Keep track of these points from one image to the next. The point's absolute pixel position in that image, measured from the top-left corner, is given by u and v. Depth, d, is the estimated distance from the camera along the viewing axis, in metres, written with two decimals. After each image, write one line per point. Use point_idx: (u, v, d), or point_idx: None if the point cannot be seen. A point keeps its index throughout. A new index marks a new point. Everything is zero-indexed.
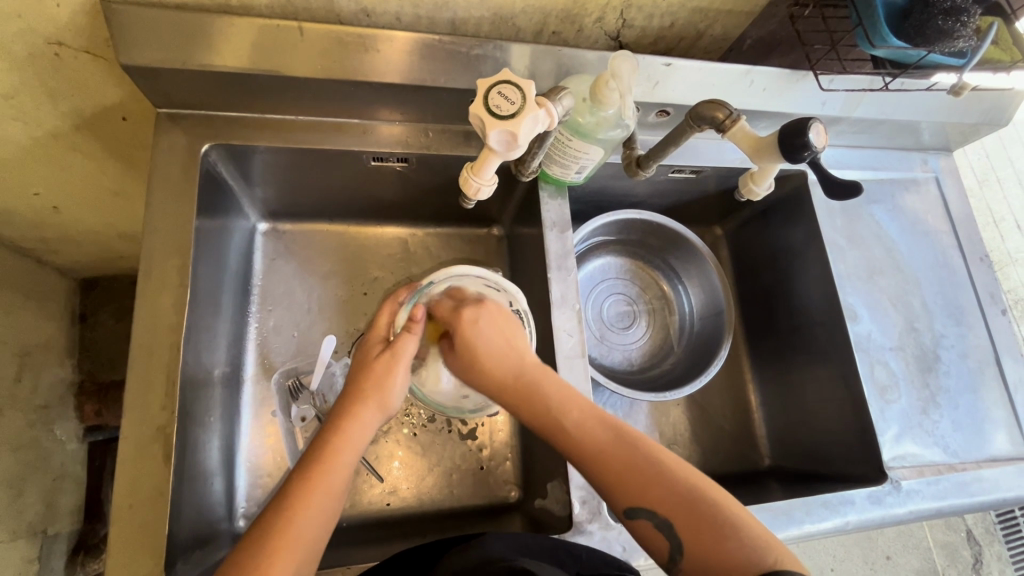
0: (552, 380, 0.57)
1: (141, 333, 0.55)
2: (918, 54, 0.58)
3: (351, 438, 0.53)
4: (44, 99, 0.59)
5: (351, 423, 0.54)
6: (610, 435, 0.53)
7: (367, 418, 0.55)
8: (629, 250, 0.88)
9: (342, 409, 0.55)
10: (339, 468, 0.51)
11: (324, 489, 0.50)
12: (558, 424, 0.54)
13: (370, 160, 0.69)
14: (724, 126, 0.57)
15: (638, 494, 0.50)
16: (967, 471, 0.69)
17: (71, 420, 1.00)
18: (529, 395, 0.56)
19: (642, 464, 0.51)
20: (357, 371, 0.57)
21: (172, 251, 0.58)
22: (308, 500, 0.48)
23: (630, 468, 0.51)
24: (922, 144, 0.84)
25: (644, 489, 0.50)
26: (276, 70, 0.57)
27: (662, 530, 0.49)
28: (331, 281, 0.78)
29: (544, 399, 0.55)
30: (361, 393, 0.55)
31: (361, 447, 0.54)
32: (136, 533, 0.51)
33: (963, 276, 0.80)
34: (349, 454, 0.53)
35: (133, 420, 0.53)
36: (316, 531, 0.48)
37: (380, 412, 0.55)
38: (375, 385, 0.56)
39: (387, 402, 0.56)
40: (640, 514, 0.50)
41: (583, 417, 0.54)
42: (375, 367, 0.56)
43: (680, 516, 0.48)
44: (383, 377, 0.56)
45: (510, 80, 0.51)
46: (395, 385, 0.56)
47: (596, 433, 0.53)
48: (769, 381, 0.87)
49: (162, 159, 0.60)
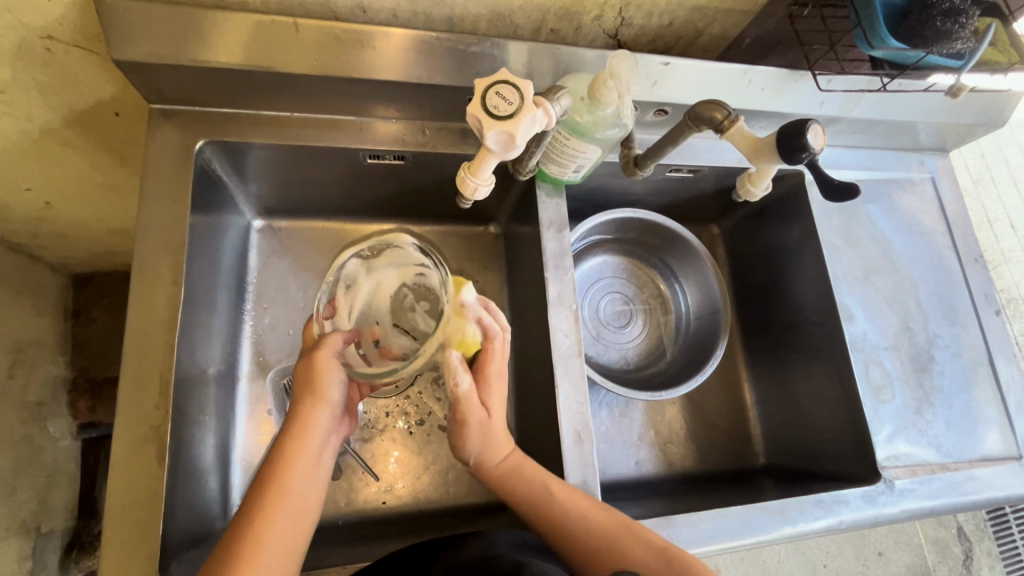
0: (529, 469, 0.60)
1: (135, 332, 0.55)
2: (917, 55, 0.59)
3: (305, 438, 0.53)
4: (34, 94, 0.58)
5: (302, 427, 0.53)
6: (586, 505, 0.57)
7: (316, 416, 0.54)
8: (625, 249, 0.88)
9: (293, 415, 0.54)
10: (298, 470, 0.51)
11: (288, 495, 0.50)
12: (540, 505, 0.58)
13: (367, 158, 0.68)
14: (722, 126, 0.57)
15: (615, 557, 0.54)
16: (959, 470, 0.70)
17: (63, 417, 0.99)
18: (516, 484, 0.60)
19: (613, 533, 0.56)
20: (303, 369, 0.55)
21: (166, 249, 0.57)
22: (274, 507, 0.49)
23: (603, 537, 0.55)
24: (919, 145, 0.84)
25: (620, 554, 0.54)
26: (271, 66, 0.56)
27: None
28: (327, 278, 0.78)
29: (528, 484, 0.59)
30: (302, 395, 0.54)
31: (316, 447, 0.53)
32: (130, 532, 0.51)
33: (957, 276, 0.80)
34: (304, 457, 0.52)
35: (126, 419, 0.53)
36: (285, 535, 0.48)
37: (324, 405, 0.54)
38: (307, 381, 0.54)
39: (329, 396, 0.55)
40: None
41: (564, 494, 0.58)
42: (302, 366, 0.55)
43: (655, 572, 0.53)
44: (316, 375, 0.54)
45: (508, 80, 0.50)
46: (331, 378, 0.55)
47: (575, 511, 0.57)
48: (764, 380, 0.87)
49: (156, 156, 0.59)
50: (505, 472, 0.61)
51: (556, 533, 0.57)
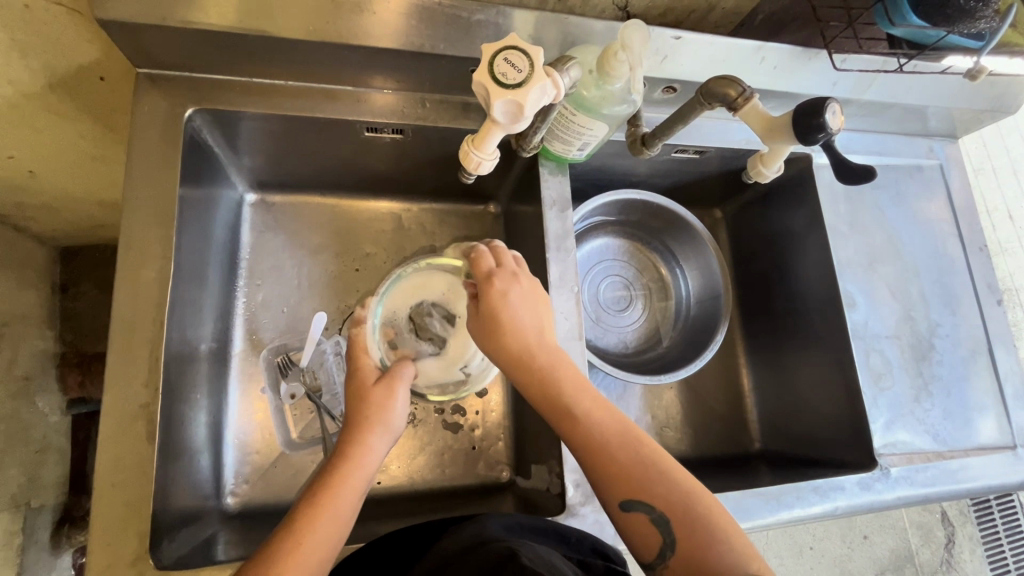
0: (568, 367, 0.55)
1: (123, 308, 0.53)
2: (938, 35, 0.58)
3: (361, 465, 0.53)
4: (13, 55, 0.55)
5: (361, 452, 0.53)
6: (616, 429, 0.52)
7: (376, 443, 0.54)
8: (628, 232, 0.86)
9: (349, 440, 0.54)
10: (350, 491, 0.50)
11: (334, 512, 0.48)
12: (570, 412, 0.52)
13: (364, 131, 0.66)
14: (736, 104, 0.55)
15: (638, 485, 0.49)
16: (954, 459, 0.70)
17: (53, 391, 0.98)
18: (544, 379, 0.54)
19: (639, 461, 0.50)
20: (374, 399, 0.56)
21: (155, 221, 0.55)
22: (319, 522, 0.47)
23: (628, 462, 0.50)
24: (929, 130, 0.83)
25: (641, 483, 0.49)
26: (263, 30, 0.54)
27: (657, 525, 0.47)
28: (322, 255, 0.76)
29: (562, 385, 0.53)
30: (365, 419, 0.55)
31: (371, 472, 0.53)
32: (120, 510, 0.50)
33: (960, 265, 0.79)
34: (359, 482, 0.52)
35: (115, 395, 0.51)
36: (322, 552, 0.46)
37: (387, 434, 0.55)
38: (379, 411, 0.56)
39: (391, 424, 0.56)
40: (638, 507, 0.48)
41: (594, 406, 0.53)
42: (373, 397, 0.57)
43: (676, 513, 0.47)
44: (383, 403, 0.56)
45: (517, 45, 0.48)
46: (396, 408, 0.57)
47: (606, 425, 0.52)
48: (762, 366, 0.87)
49: (144, 124, 0.57)
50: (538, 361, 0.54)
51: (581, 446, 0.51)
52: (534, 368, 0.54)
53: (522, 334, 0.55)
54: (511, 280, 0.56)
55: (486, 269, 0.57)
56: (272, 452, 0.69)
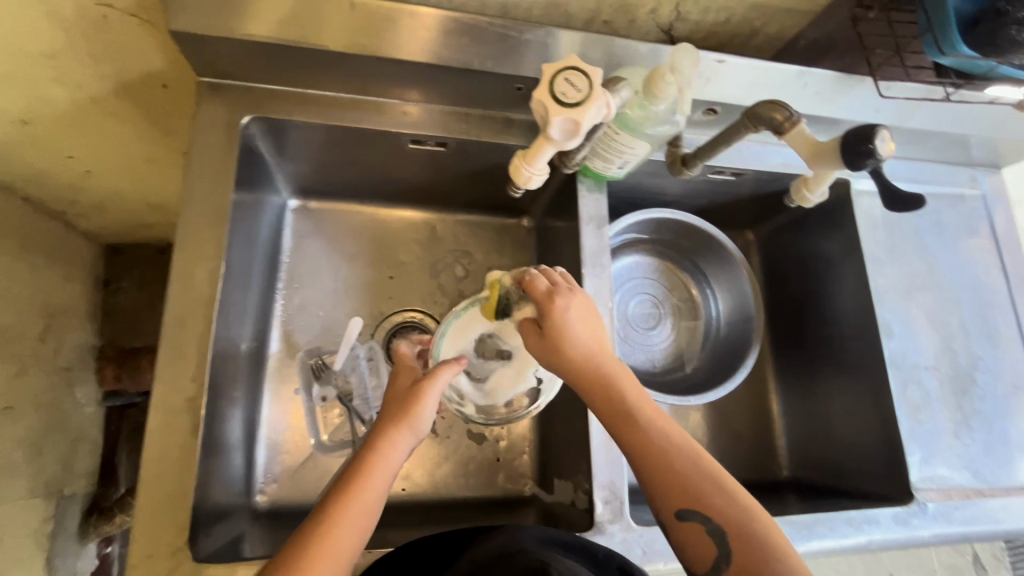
0: (629, 377, 0.55)
1: (175, 305, 0.55)
2: (988, 65, 0.57)
3: (385, 458, 0.52)
4: (87, 61, 0.59)
5: (386, 446, 0.52)
6: (676, 439, 0.52)
7: (400, 439, 0.53)
8: (660, 250, 0.86)
9: (377, 433, 0.53)
10: (373, 482, 0.50)
11: (360, 499, 0.49)
12: (630, 417, 0.53)
13: (408, 142, 0.68)
14: (782, 128, 0.55)
15: (694, 496, 0.49)
16: (995, 497, 0.67)
17: (90, 383, 1.01)
18: (606, 389, 0.54)
19: (696, 472, 0.50)
20: (399, 397, 0.56)
21: (209, 222, 0.57)
22: (346, 513, 0.47)
23: (685, 472, 0.50)
24: (971, 159, 0.82)
25: (698, 493, 0.49)
26: (319, 43, 0.56)
27: (713, 536, 0.48)
28: (358, 261, 0.78)
29: (623, 395, 0.54)
30: (394, 415, 0.54)
31: (393, 467, 0.52)
32: (162, 502, 0.51)
33: (1003, 298, 0.77)
34: (383, 473, 0.51)
35: (163, 388, 0.53)
36: (350, 539, 0.47)
37: (410, 431, 0.54)
38: (406, 407, 0.54)
39: (417, 424, 0.54)
40: (693, 517, 0.49)
41: (655, 415, 0.53)
42: (402, 396, 0.56)
43: (731, 525, 0.48)
44: (413, 400, 0.55)
45: (578, 66, 0.49)
46: (426, 407, 0.55)
47: (666, 435, 0.52)
48: (793, 392, 0.85)
49: (203, 129, 0.59)
50: (604, 373, 0.54)
51: (639, 456, 0.51)
52: (596, 378, 0.54)
53: (586, 347, 0.55)
54: (569, 296, 0.56)
55: (542, 290, 0.55)
56: (302, 452, 0.70)
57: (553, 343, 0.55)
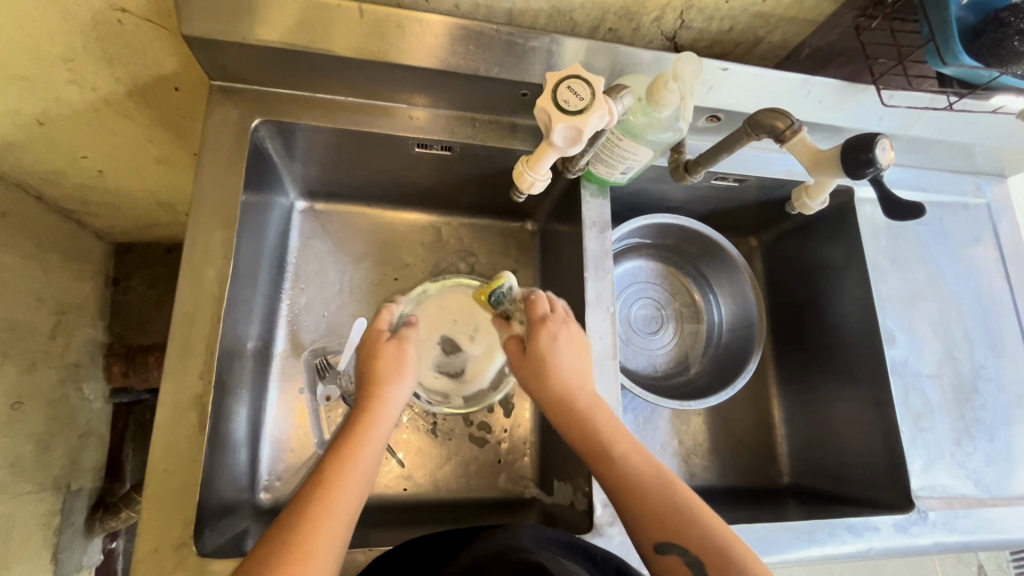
0: (606, 411, 0.57)
1: (184, 303, 0.56)
2: (989, 74, 0.57)
3: (379, 416, 0.56)
4: (102, 63, 0.60)
5: (379, 407, 0.56)
6: (653, 473, 0.53)
7: (392, 395, 0.57)
8: (662, 255, 0.87)
9: (364, 399, 0.57)
10: (369, 443, 0.53)
11: (356, 467, 0.51)
12: (607, 452, 0.54)
13: (414, 146, 0.69)
14: (783, 136, 0.56)
15: (672, 529, 0.49)
16: (997, 507, 0.67)
17: (99, 380, 1.02)
18: (583, 420, 0.56)
19: (674, 504, 0.50)
20: (375, 358, 0.60)
21: (218, 222, 0.59)
22: (336, 495, 0.48)
23: (664, 503, 0.50)
24: (976, 168, 0.82)
25: (676, 525, 0.49)
26: (328, 48, 0.57)
27: (693, 570, 0.47)
28: (363, 263, 0.79)
29: (598, 427, 0.56)
30: (378, 377, 0.58)
31: (389, 422, 0.56)
32: (169, 497, 0.52)
33: (1007, 307, 0.77)
34: (379, 433, 0.55)
35: (171, 385, 0.54)
36: (350, 508, 0.48)
37: (399, 384, 0.58)
38: (393, 366, 0.59)
39: (404, 377, 0.59)
40: (672, 551, 0.49)
41: (631, 450, 0.54)
42: (383, 355, 0.60)
43: (709, 556, 0.47)
44: (396, 362, 0.60)
45: (580, 75, 0.50)
46: (408, 364, 0.60)
47: (641, 468, 0.53)
48: (795, 398, 0.85)
49: (214, 132, 0.61)
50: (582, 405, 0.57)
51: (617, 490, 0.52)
52: (573, 411, 0.57)
53: (567, 377, 0.58)
54: (561, 325, 0.61)
55: (540, 314, 0.61)
56: (305, 451, 0.71)
57: (538, 371, 0.59)
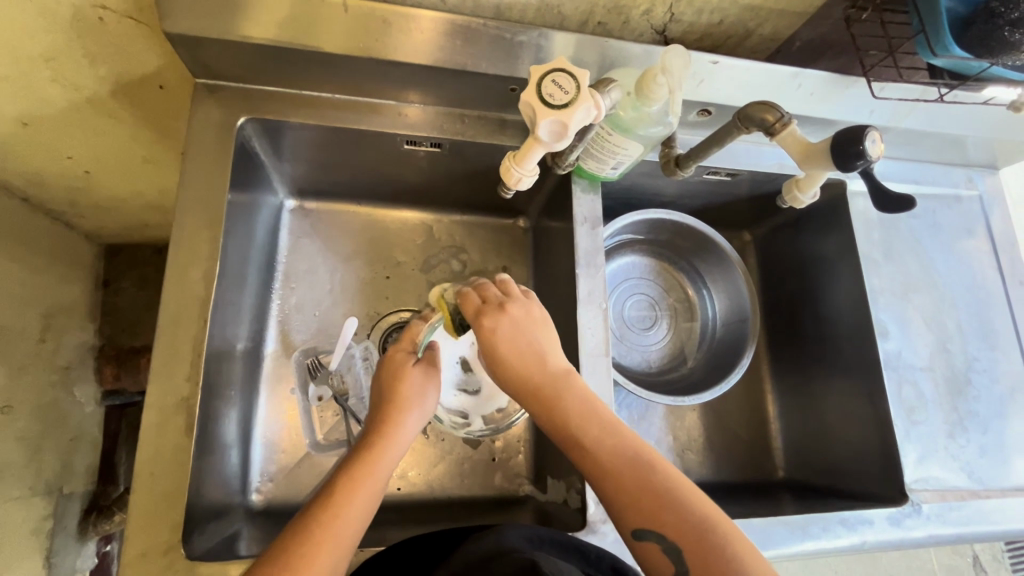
0: (577, 392, 0.53)
1: (170, 305, 0.55)
2: (980, 65, 0.56)
3: (392, 440, 0.55)
4: (84, 62, 0.59)
5: (394, 430, 0.55)
6: (629, 456, 0.50)
7: (406, 419, 0.57)
8: (656, 251, 0.87)
9: (380, 421, 0.56)
10: (380, 467, 0.52)
11: (365, 488, 0.50)
12: (578, 438, 0.51)
13: (403, 143, 0.68)
14: (774, 129, 0.55)
15: (650, 514, 0.47)
16: (990, 499, 0.67)
17: (90, 382, 1.02)
18: (548, 407, 0.52)
19: (652, 489, 0.48)
20: (393, 380, 0.59)
21: (204, 222, 0.58)
22: (339, 517, 0.47)
23: (639, 487, 0.48)
24: (967, 160, 0.81)
25: (654, 509, 0.47)
26: (313, 44, 0.56)
27: (671, 556, 0.46)
28: (354, 262, 0.78)
29: (567, 411, 0.52)
30: (394, 400, 0.57)
31: (401, 448, 0.55)
32: (157, 501, 0.52)
33: (999, 298, 0.77)
34: (390, 458, 0.54)
35: (157, 387, 0.54)
36: (351, 530, 0.47)
37: (412, 409, 0.57)
38: (409, 388, 0.58)
39: (422, 403, 0.58)
40: (648, 536, 0.47)
41: (602, 435, 0.51)
42: (398, 377, 0.59)
43: (687, 540, 0.46)
44: (414, 385, 0.59)
45: (565, 68, 0.50)
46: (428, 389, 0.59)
47: (618, 452, 0.50)
48: (789, 392, 0.85)
49: (199, 131, 0.60)
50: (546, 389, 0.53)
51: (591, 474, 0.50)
52: (537, 398, 0.53)
53: (523, 363, 0.54)
54: (499, 313, 0.55)
55: (474, 307, 0.55)
56: (297, 452, 0.71)
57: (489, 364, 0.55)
